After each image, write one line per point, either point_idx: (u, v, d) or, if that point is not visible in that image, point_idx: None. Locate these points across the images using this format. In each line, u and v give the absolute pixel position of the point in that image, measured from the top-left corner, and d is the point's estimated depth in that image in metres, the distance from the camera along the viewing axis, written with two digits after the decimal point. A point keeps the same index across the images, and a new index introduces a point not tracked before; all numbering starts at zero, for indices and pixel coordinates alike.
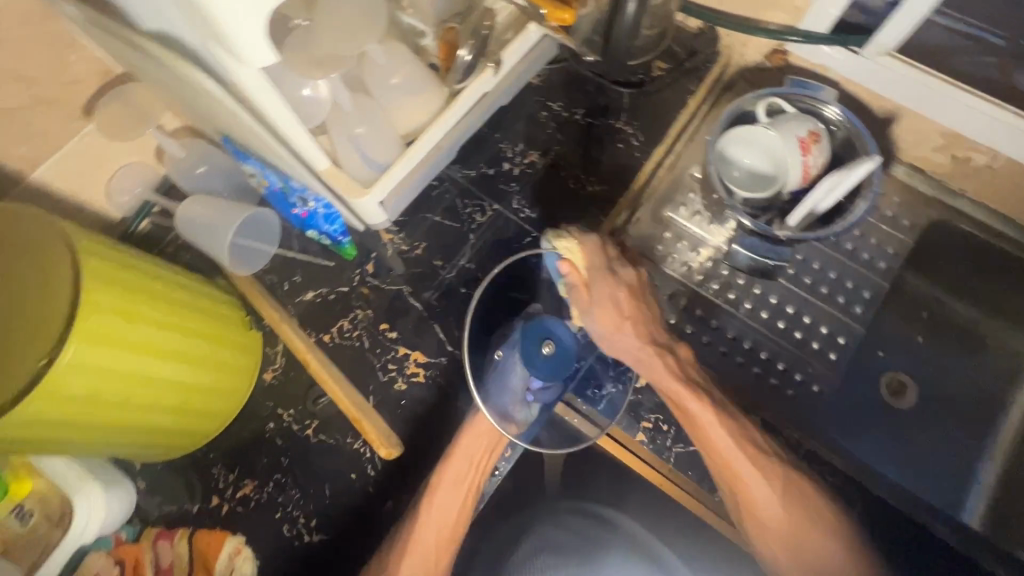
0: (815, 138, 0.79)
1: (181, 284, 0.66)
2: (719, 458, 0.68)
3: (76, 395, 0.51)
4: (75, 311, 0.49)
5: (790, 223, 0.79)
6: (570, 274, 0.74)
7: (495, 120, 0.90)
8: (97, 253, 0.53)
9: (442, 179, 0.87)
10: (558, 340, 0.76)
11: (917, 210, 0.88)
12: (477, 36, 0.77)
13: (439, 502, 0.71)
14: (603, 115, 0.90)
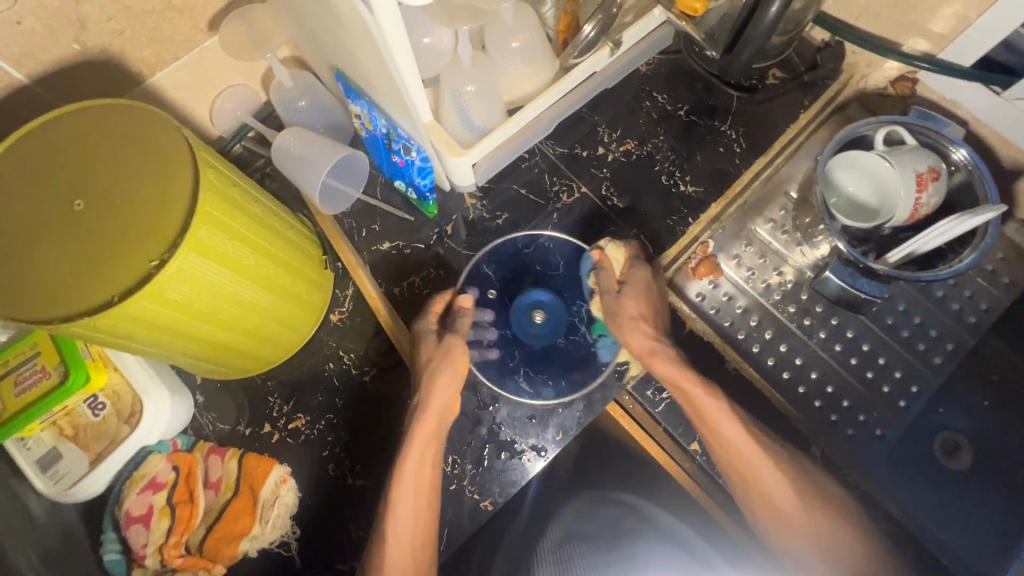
0: (933, 175, 0.75)
1: (273, 210, 0.66)
2: (724, 447, 0.68)
3: (174, 299, 0.52)
4: (190, 218, 0.49)
5: (890, 259, 0.75)
6: (600, 260, 0.78)
7: (595, 101, 0.87)
8: (211, 165, 0.54)
9: (533, 152, 0.85)
10: (546, 310, 0.80)
11: (1021, 269, 0.83)
12: (606, 12, 0.75)
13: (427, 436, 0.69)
14: (708, 115, 0.87)
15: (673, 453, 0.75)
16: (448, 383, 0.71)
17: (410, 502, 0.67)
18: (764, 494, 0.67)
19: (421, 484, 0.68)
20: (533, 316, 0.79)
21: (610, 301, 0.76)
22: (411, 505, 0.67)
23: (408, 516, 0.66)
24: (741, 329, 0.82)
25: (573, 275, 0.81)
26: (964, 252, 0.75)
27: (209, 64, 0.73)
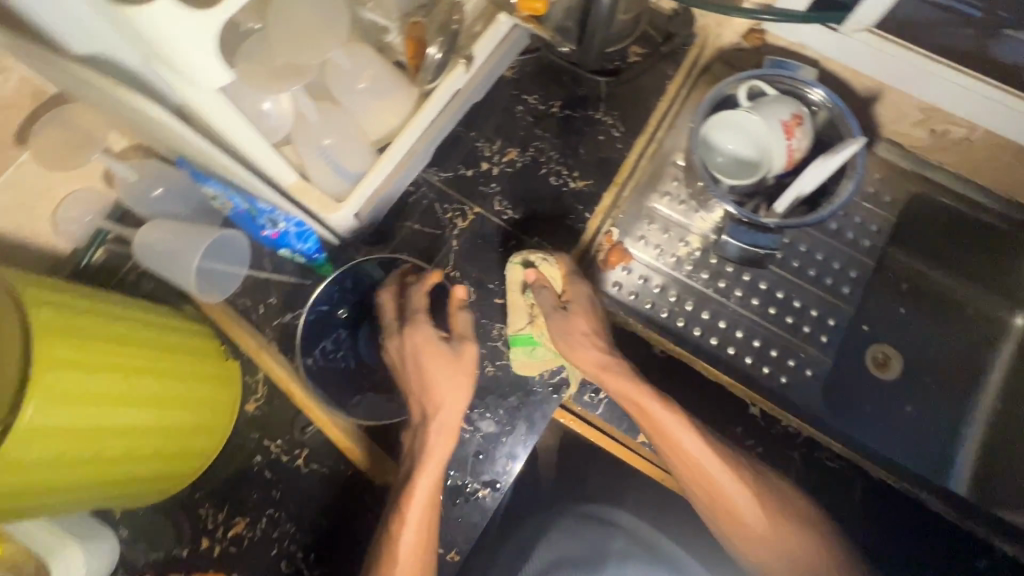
0: (798, 119, 0.77)
1: (149, 321, 0.61)
2: (669, 448, 0.67)
3: (39, 457, 0.47)
4: (29, 366, 0.45)
5: (778, 210, 0.78)
6: (536, 279, 0.72)
7: (468, 118, 0.85)
8: (50, 299, 0.49)
9: (418, 183, 0.83)
10: None
11: (899, 185, 0.88)
12: (447, 31, 0.74)
13: (438, 462, 0.65)
14: (581, 106, 0.86)
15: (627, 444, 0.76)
16: (460, 397, 0.66)
17: (415, 537, 0.63)
18: (721, 502, 0.66)
19: (423, 515, 0.64)
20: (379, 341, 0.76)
21: (555, 324, 0.69)
22: (413, 539, 0.63)
23: (412, 553, 0.63)
24: (662, 308, 0.82)
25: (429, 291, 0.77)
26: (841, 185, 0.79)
27: (35, 179, 0.67)
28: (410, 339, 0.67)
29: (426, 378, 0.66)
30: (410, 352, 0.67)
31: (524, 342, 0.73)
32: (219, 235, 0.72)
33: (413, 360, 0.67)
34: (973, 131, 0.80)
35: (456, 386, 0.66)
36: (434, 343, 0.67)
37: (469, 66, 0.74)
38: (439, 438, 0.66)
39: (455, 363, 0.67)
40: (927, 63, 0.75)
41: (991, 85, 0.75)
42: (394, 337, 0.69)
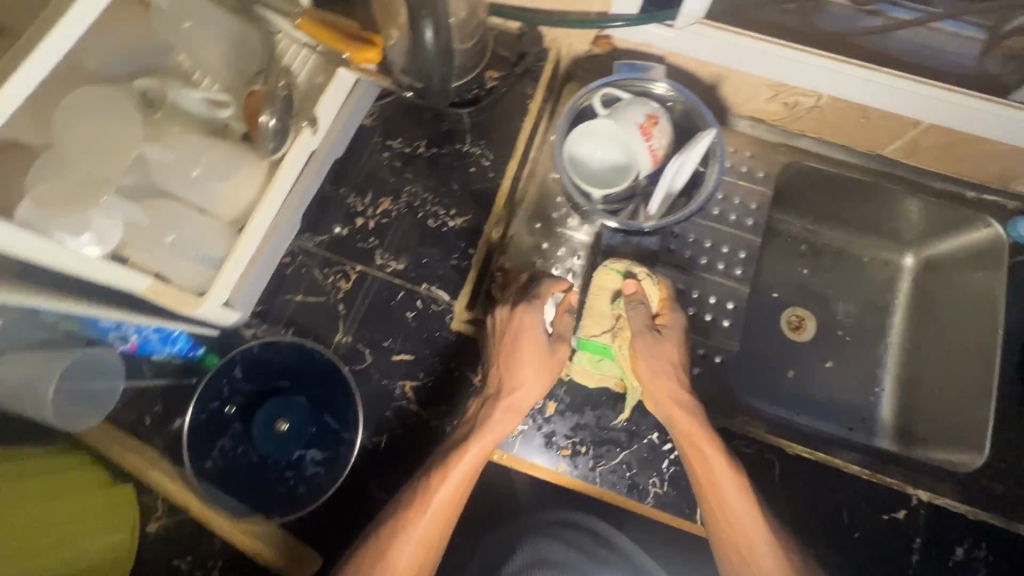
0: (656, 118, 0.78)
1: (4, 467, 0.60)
2: (692, 456, 0.68)
3: None
4: None
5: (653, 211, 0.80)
6: (635, 293, 0.73)
7: (335, 174, 0.83)
8: None
9: (295, 253, 0.80)
10: (291, 413, 0.73)
11: (768, 158, 0.92)
12: (279, 95, 0.69)
13: (493, 435, 0.67)
14: (448, 142, 0.85)
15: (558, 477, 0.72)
16: (537, 386, 0.69)
17: (447, 496, 0.65)
18: (721, 513, 0.66)
19: (456, 486, 0.65)
20: (275, 428, 0.71)
21: (642, 342, 0.70)
22: (443, 500, 0.64)
23: (438, 516, 0.64)
24: None
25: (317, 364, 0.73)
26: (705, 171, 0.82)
27: None
28: (519, 316, 0.69)
29: (514, 358, 0.69)
30: (512, 329, 0.69)
31: (594, 353, 0.73)
32: (85, 354, 0.71)
33: (513, 337, 0.69)
34: (818, 99, 0.83)
35: (532, 369, 0.69)
36: (529, 311, 0.69)
37: (315, 126, 0.73)
38: (495, 417, 0.67)
39: (531, 340, 0.69)
40: (760, 45, 0.77)
41: (825, 56, 0.77)
42: (504, 306, 0.72)
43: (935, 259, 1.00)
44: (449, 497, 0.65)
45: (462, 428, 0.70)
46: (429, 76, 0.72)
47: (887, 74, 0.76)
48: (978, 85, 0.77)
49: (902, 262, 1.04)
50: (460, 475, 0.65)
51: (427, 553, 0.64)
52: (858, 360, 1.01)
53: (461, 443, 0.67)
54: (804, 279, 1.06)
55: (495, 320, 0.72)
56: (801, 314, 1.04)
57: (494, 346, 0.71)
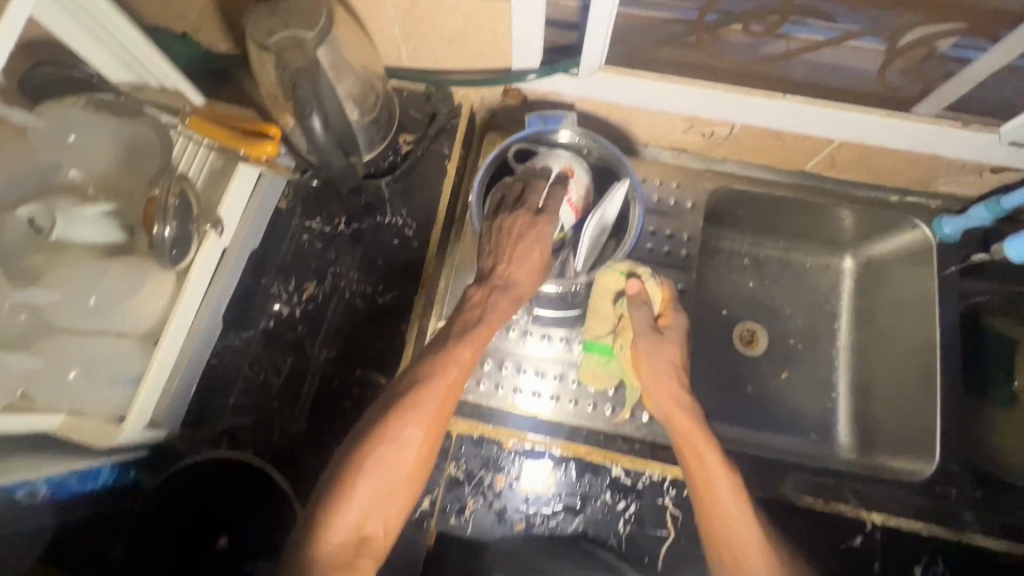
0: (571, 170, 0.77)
1: None
2: (688, 441, 0.67)
3: None
4: None
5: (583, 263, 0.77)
6: (641, 291, 0.75)
7: (255, 264, 0.80)
8: None
9: (221, 354, 0.77)
10: (234, 526, 0.71)
11: (695, 187, 0.92)
12: (178, 205, 0.66)
13: (497, 316, 0.70)
14: (368, 214, 0.83)
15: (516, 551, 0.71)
16: (538, 256, 0.70)
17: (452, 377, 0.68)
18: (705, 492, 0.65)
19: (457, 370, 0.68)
20: (217, 545, 0.70)
21: (644, 341, 0.71)
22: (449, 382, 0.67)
23: (445, 397, 0.67)
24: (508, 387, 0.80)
25: (258, 472, 0.73)
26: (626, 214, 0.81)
27: None
28: (537, 228, 0.69)
29: (523, 253, 0.69)
30: (530, 225, 0.69)
31: (601, 354, 0.75)
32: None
33: (525, 234, 0.69)
34: (732, 128, 0.83)
35: (529, 243, 0.69)
36: (520, 215, 0.70)
37: (221, 230, 0.71)
38: (499, 304, 0.70)
39: (533, 228, 0.69)
40: (665, 85, 0.77)
41: (730, 90, 0.77)
42: (522, 211, 0.70)
43: (873, 260, 1.01)
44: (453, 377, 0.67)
45: (461, 308, 0.72)
46: (328, 164, 0.68)
47: (792, 101, 0.76)
48: (882, 101, 0.77)
49: (843, 265, 1.05)
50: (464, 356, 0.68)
51: (432, 434, 0.66)
52: (812, 368, 1.02)
53: (469, 329, 0.69)
54: (750, 292, 1.06)
55: (490, 228, 0.73)
56: (752, 328, 1.04)
57: (500, 243, 0.70)
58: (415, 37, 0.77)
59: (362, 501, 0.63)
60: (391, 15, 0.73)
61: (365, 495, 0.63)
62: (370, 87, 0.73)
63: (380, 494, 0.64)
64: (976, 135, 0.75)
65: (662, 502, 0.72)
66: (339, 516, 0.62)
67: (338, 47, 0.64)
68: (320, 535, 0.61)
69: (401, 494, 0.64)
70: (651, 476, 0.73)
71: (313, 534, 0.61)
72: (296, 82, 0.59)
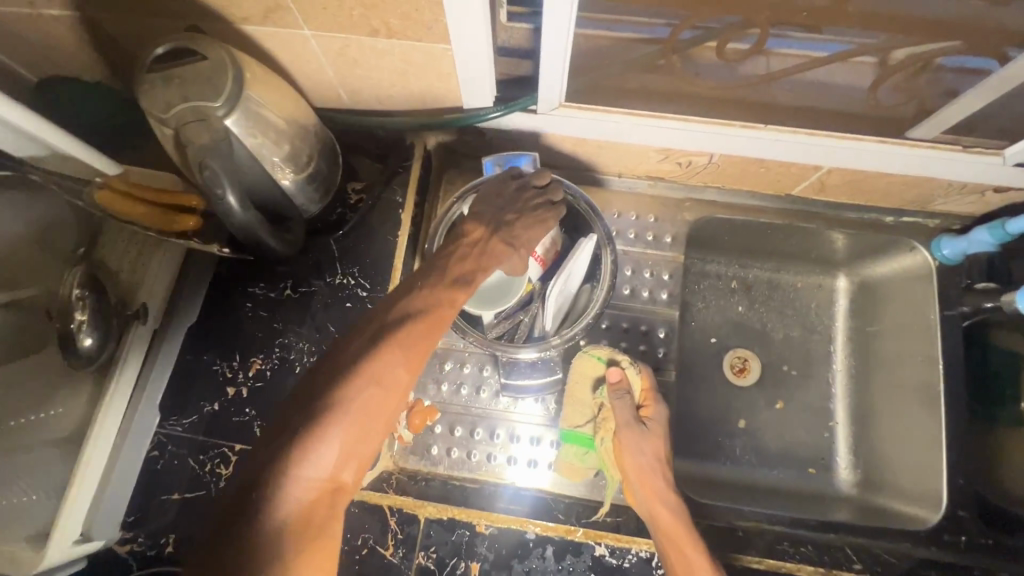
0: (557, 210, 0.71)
1: None
2: (673, 537, 0.63)
3: None
4: None
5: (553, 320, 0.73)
6: (622, 380, 0.73)
7: (193, 341, 0.73)
8: None
9: (161, 444, 0.70)
10: None
11: (674, 220, 0.85)
12: (89, 299, 0.60)
13: (491, 264, 0.63)
14: (317, 276, 0.76)
15: None
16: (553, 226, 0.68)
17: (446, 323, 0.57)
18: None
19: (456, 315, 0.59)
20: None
21: (628, 431, 0.71)
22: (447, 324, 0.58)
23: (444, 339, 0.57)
24: (480, 454, 0.75)
25: None
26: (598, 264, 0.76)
27: None
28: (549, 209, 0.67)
29: (540, 225, 0.66)
30: (548, 210, 0.67)
31: (579, 445, 0.73)
32: None
33: (536, 211, 0.66)
34: (711, 157, 0.76)
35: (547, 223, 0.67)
36: (536, 195, 0.67)
37: (147, 316, 0.65)
38: (500, 250, 0.64)
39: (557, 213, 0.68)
40: (634, 118, 0.69)
41: (705, 121, 0.69)
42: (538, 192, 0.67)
43: (868, 280, 0.94)
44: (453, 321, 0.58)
45: (449, 251, 0.63)
46: (255, 240, 0.60)
47: (775, 130, 0.69)
48: (874, 123, 0.70)
49: (836, 282, 0.98)
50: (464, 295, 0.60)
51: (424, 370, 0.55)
52: (807, 398, 0.96)
53: (464, 276, 0.61)
54: (740, 318, 0.99)
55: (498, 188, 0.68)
56: (743, 356, 0.98)
57: (512, 202, 0.66)
58: (352, 79, 0.68)
59: (339, 457, 0.47)
60: (321, 58, 0.65)
61: (347, 429, 0.48)
62: (301, 145, 0.63)
63: (365, 419, 0.49)
64: (977, 158, 0.68)
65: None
66: (313, 452, 0.46)
67: (258, 111, 0.56)
68: (286, 485, 0.44)
69: (385, 426, 0.50)
70: (639, 552, 0.66)
71: (275, 476, 0.44)
72: (202, 161, 0.51)
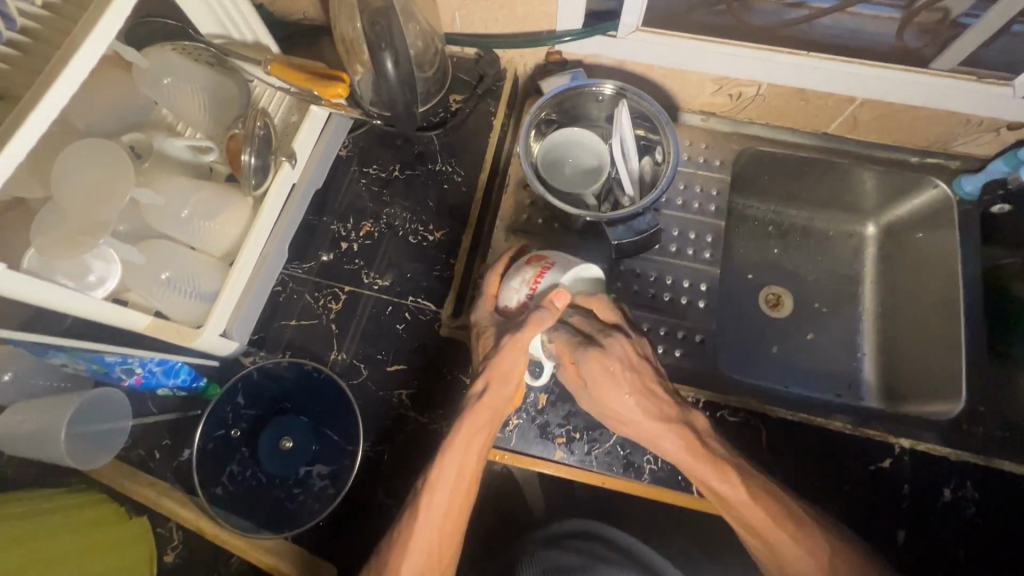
0: (535, 264, 0.72)
1: (60, 509, 0.66)
2: (744, 508, 0.68)
3: None
4: None
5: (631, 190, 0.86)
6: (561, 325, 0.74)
7: (316, 204, 0.88)
8: None
9: (285, 281, 0.84)
10: (293, 430, 0.77)
11: (723, 148, 0.99)
12: (256, 138, 0.74)
13: (475, 429, 0.68)
14: (420, 163, 0.91)
15: (573, 466, 0.75)
16: (522, 354, 0.67)
17: (443, 504, 0.67)
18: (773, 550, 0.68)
19: (453, 492, 0.67)
20: (281, 447, 0.75)
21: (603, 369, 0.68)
22: (442, 506, 0.67)
23: (445, 514, 0.67)
24: None
25: (306, 388, 0.77)
26: (654, 137, 0.88)
27: None
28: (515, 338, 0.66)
29: (504, 364, 0.67)
30: (512, 344, 0.66)
31: None
32: (89, 398, 0.71)
33: (506, 360, 0.67)
34: (759, 88, 0.90)
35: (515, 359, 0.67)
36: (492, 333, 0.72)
37: (294, 162, 0.78)
38: (485, 415, 0.69)
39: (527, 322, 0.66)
40: (699, 45, 0.84)
41: (756, 49, 0.84)
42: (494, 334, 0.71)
43: (893, 225, 1.03)
44: (451, 502, 0.67)
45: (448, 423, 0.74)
46: (394, 103, 0.75)
47: (818, 58, 0.83)
48: (900, 61, 0.83)
49: (865, 232, 1.06)
50: (453, 471, 0.67)
51: (442, 545, 0.67)
52: (837, 329, 1.02)
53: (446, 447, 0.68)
54: (776, 258, 1.06)
55: (485, 341, 0.72)
56: (777, 292, 1.04)
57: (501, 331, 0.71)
58: (470, 1, 0.85)
59: None
60: None
61: None
62: (430, 41, 0.82)
63: None
64: (989, 89, 0.81)
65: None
66: None
67: None
68: None
69: None
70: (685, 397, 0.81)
71: None
72: (374, 21, 0.67)
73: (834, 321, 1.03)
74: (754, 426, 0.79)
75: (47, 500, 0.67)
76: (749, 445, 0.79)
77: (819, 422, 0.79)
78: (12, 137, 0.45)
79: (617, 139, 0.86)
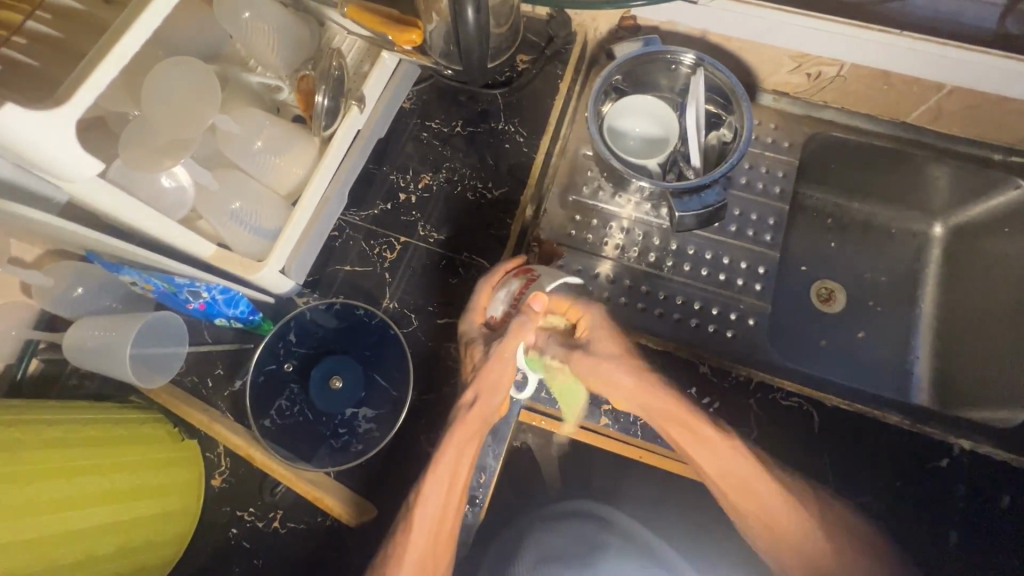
0: (521, 277, 0.75)
1: (142, 420, 0.71)
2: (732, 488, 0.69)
3: (55, 529, 0.55)
4: (44, 464, 0.56)
5: (696, 162, 0.83)
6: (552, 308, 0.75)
7: (377, 153, 0.88)
8: (68, 422, 0.62)
9: (342, 227, 0.85)
10: (344, 372, 0.76)
11: (794, 130, 0.96)
12: (330, 79, 0.74)
13: (465, 435, 0.69)
14: (483, 120, 0.90)
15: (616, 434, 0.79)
16: (510, 364, 0.69)
17: (438, 506, 0.68)
18: (776, 530, 0.69)
19: (446, 499, 0.68)
20: (331, 385, 0.75)
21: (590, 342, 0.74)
22: (437, 510, 0.68)
23: (443, 512, 0.68)
24: (603, 293, 0.86)
25: (355, 333, 0.78)
26: (726, 111, 0.85)
27: None
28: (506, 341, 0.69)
29: (492, 373, 0.69)
30: (499, 353, 0.69)
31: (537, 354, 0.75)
32: (150, 320, 0.72)
33: (493, 370, 0.69)
34: (841, 68, 0.87)
35: (502, 367, 0.69)
36: (478, 346, 0.72)
37: (363, 107, 0.77)
38: (473, 423, 0.69)
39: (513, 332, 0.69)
40: (785, 17, 0.81)
41: (846, 25, 0.80)
42: (479, 346, 0.72)
43: (964, 226, 0.96)
44: (444, 509, 0.68)
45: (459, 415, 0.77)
46: (469, 51, 0.74)
47: (910, 38, 0.79)
48: (997, 49, 0.79)
49: (931, 232, 0.99)
50: (447, 478, 0.68)
51: (437, 548, 0.68)
52: (893, 331, 0.95)
53: (439, 456, 0.68)
54: (832, 253, 1.00)
55: (473, 353, 0.72)
56: (830, 286, 0.98)
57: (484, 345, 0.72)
58: None
59: None
60: None
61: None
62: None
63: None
64: None
65: (745, 403, 0.78)
66: None
67: None
68: None
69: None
70: (737, 376, 0.80)
71: None
72: None
73: (901, 321, 0.96)
74: (801, 412, 0.78)
75: (127, 410, 0.71)
76: (796, 432, 0.77)
77: (870, 414, 0.77)
78: (122, 36, 0.44)
79: (689, 110, 0.84)
